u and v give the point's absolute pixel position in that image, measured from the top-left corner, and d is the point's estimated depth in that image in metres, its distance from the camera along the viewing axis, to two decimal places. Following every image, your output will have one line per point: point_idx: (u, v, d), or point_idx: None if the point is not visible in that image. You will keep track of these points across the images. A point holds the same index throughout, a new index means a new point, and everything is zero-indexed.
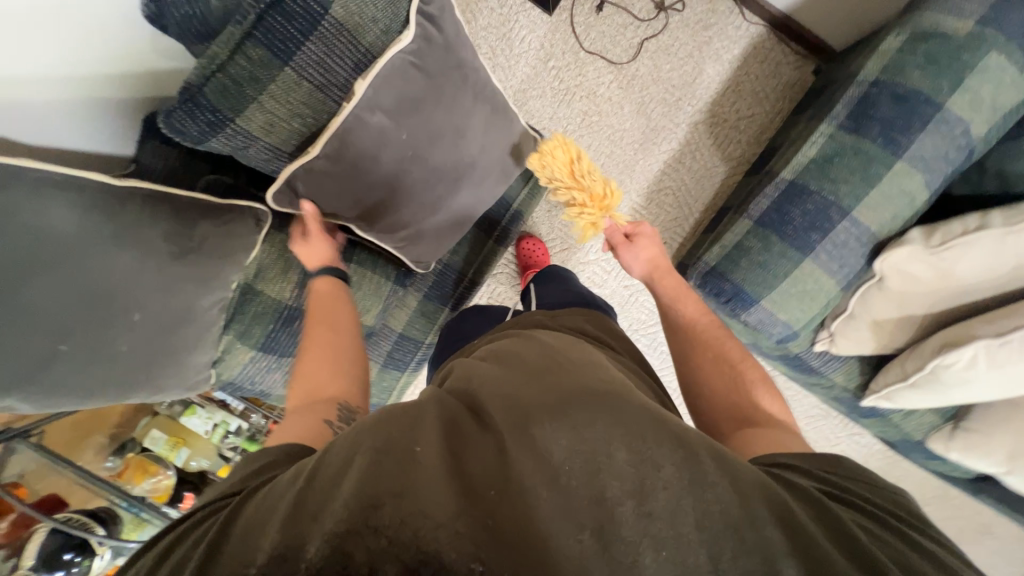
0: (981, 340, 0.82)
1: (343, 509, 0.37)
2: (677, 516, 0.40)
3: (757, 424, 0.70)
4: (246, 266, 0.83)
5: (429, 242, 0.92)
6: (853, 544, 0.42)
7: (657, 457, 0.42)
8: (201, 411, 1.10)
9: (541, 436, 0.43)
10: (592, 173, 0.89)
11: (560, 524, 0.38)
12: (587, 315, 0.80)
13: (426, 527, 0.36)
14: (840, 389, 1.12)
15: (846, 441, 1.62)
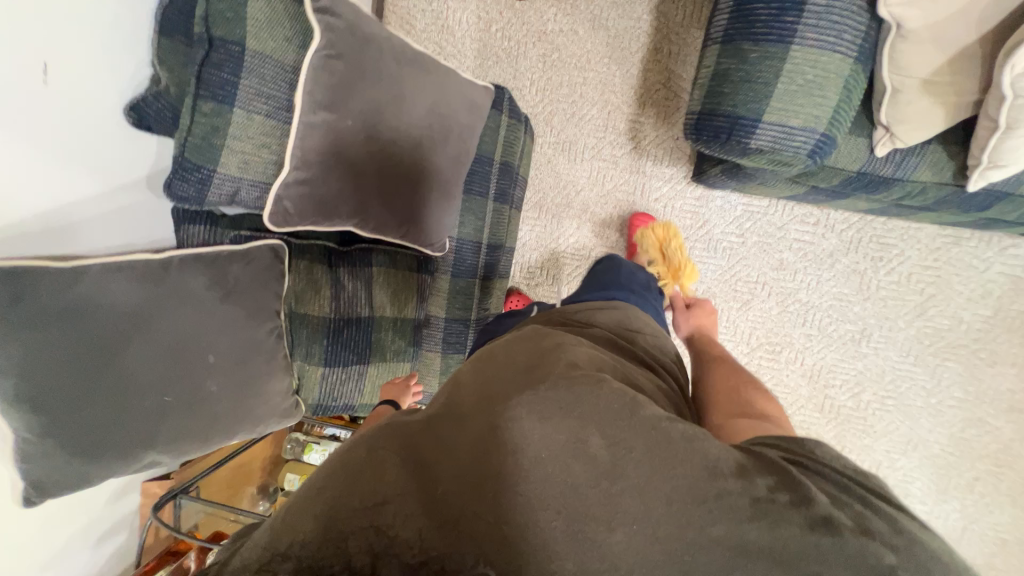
0: None
1: (343, 512, 0.47)
2: (641, 494, 0.49)
3: (751, 416, 0.78)
4: (286, 297, 0.95)
5: (424, 215, 0.97)
6: (813, 506, 0.47)
7: (628, 442, 0.52)
8: (317, 446, 1.30)
9: (516, 439, 0.53)
10: (675, 249, 1.39)
11: (534, 511, 0.49)
12: (602, 309, 0.95)
13: (418, 532, 0.47)
14: (935, 188, 0.96)
15: (996, 263, 1.39)
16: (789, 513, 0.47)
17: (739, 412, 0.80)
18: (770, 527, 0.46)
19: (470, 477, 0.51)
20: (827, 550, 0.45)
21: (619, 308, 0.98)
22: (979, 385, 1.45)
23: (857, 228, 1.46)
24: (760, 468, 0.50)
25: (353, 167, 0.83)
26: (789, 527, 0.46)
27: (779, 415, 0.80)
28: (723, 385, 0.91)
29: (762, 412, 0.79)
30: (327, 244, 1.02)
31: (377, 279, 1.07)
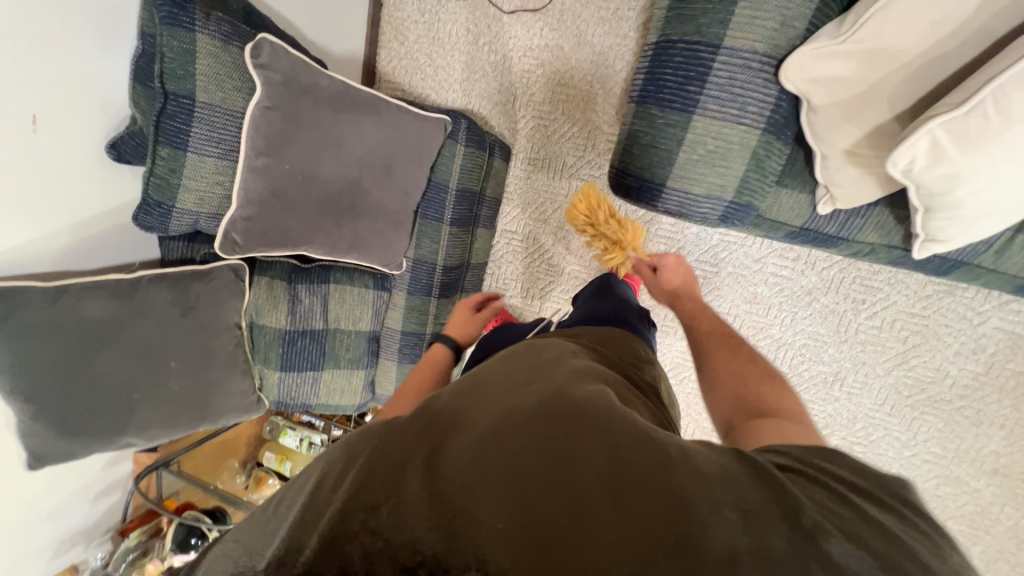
0: (934, 118, 0.55)
1: (342, 512, 0.45)
2: (647, 504, 0.45)
3: (765, 415, 0.71)
4: (246, 309, 1.07)
5: (372, 241, 1.05)
6: (805, 523, 0.43)
7: (630, 449, 0.49)
8: (291, 431, 1.47)
9: (519, 438, 0.50)
10: (607, 217, 1.25)
11: (541, 516, 0.44)
12: (594, 331, 0.95)
13: (414, 530, 0.43)
14: (883, 250, 0.91)
15: (992, 318, 1.28)
16: (780, 526, 0.43)
17: (756, 412, 0.72)
18: (771, 547, 0.42)
19: (471, 473, 0.47)
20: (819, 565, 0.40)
21: (619, 333, 0.97)
22: (961, 444, 1.36)
23: (841, 266, 1.38)
24: (757, 483, 0.47)
25: (296, 200, 0.93)
26: (781, 540, 0.42)
27: (797, 407, 0.73)
28: (727, 375, 0.83)
29: (779, 408, 0.72)
30: (291, 263, 1.13)
31: (335, 295, 1.18)
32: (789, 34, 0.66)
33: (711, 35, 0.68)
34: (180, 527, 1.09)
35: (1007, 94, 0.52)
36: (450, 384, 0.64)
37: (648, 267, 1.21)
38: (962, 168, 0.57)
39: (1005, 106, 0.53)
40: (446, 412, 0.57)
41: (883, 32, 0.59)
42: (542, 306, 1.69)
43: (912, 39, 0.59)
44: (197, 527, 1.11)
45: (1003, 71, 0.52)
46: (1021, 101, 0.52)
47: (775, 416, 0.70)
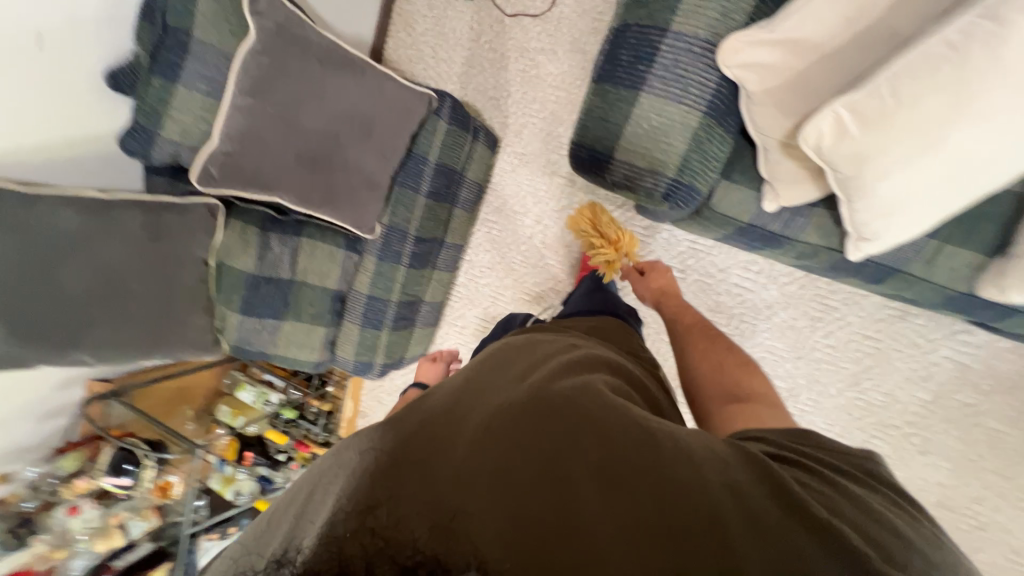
0: (839, 97, 0.64)
1: (343, 513, 0.49)
2: (633, 499, 0.51)
3: (740, 399, 0.89)
4: (215, 247, 1.11)
5: (347, 199, 1.10)
6: (785, 496, 0.55)
7: (616, 447, 0.55)
8: (249, 387, 1.50)
9: (511, 437, 0.56)
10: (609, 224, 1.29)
11: (532, 514, 0.49)
12: (590, 325, 1.03)
13: (419, 527, 0.48)
14: (824, 251, 0.95)
15: (942, 347, 1.30)
16: (760, 503, 0.54)
17: (733, 397, 0.90)
18: (749, 529, 0.51)
19: (467, 471, 0.52)
20: (794, 528, 0.52)
21: (611, 324, 1.07)
22: (907, 471, 1.36)
23: (802, 283, 1.42)
24: (739, 469, 0.58)
25: (281, 148, 1.00)
26: (760, 511, 0.53)
27: (766, 392, 0.91)
28: (709, 362, 0.99)
29: (752, 393, 0.90)
30: (267, 213, 1.18)
31: (304, 249, 1.22)
32: (728, 24, 0.73)
33: (660, 19, 0.74)
34: (116, 451, 1.14)
35: (898, 78, 0.62)
36: (445, 384, 0.70)
37: (635, 271, 1.30)
38: (867, 146, 0.65)
39: (897, 90, 0.63)
40: (439, 411, 0.62)
41: (805, 23, 0.67)
42: (513, 296, 1.72)
43: (829, 31, 0.68)
44: (132, 453, 1.15)
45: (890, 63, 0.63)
46: (910, 85, 0.62)
47: (751, 401, 0.88)
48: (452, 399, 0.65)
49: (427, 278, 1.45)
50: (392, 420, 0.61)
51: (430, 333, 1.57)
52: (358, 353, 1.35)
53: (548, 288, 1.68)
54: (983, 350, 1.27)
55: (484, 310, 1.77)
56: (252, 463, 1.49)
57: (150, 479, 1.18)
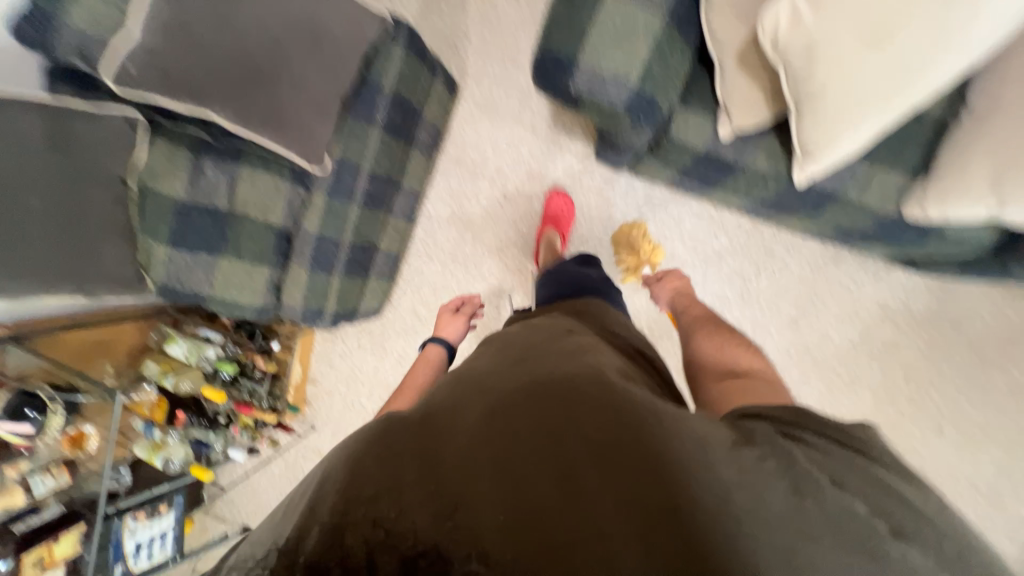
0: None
1: (345, 505, 0.51)
2: (634, 473, 0.54)
3: (737, 375, 0.85)
4: (134, 166, 0.99)
5: (292, 121, 1.01)
6: (796, 470, 0.55)
7: (614, 426, 0.58)
8: (181, 340, 1.35)
9: (505, 426, 0.58)
10: (648, 244, 1.45)
11: (532, 498, 0.52)
12: (584, 302, 1.06)
13: (418, 519, 0.50)
14: (772, 179, 1.00)
15: (868, 288, 1.43)
16: (774, 479, 0.54)
17: (728, 373, 0.87)
18: (752, 496, 0.53)
19: (469, 462, 0.55)
20: (811, 508, 0.52)
21: (593, 306, 1.04)
22: (838, 405, 1.48)
23: (748, 233, 1.50)
24: (749, 442, 0.58)
25: (222, 54, 0.92)
26: (773, 488, 0.53)
27: (765, 370, 0.87)
28: (711, 345, 0.97)
29: (748, 369, 0.87)
30: (199, 135, 1.04)
31: (243, 179, 1.10)
32: None
33: None
34: (16, 393, 0.98)
35: None
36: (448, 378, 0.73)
37: (652, 279, 1.33)
38: (813, 37, 0.75)
39: None
40: (440, 404, 0.65)
41: None
42: (473, 250, 1.68)
43: None
44: (36, 397, 0.99)
45: None
46: None
47: (747, 376, 0.84)
48: (449, 393, 0.68)
49: (383, 224, 1.38)
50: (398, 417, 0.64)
51: (385, 286, 1.51)
52: (306, 299, 1.25)
53: (508, 242, 1.66)
54: (898, 289, 1.42)
55: (442, 267, 1.71)
56: (186, 423, 1.38)
57: (56, 429, 1.03)
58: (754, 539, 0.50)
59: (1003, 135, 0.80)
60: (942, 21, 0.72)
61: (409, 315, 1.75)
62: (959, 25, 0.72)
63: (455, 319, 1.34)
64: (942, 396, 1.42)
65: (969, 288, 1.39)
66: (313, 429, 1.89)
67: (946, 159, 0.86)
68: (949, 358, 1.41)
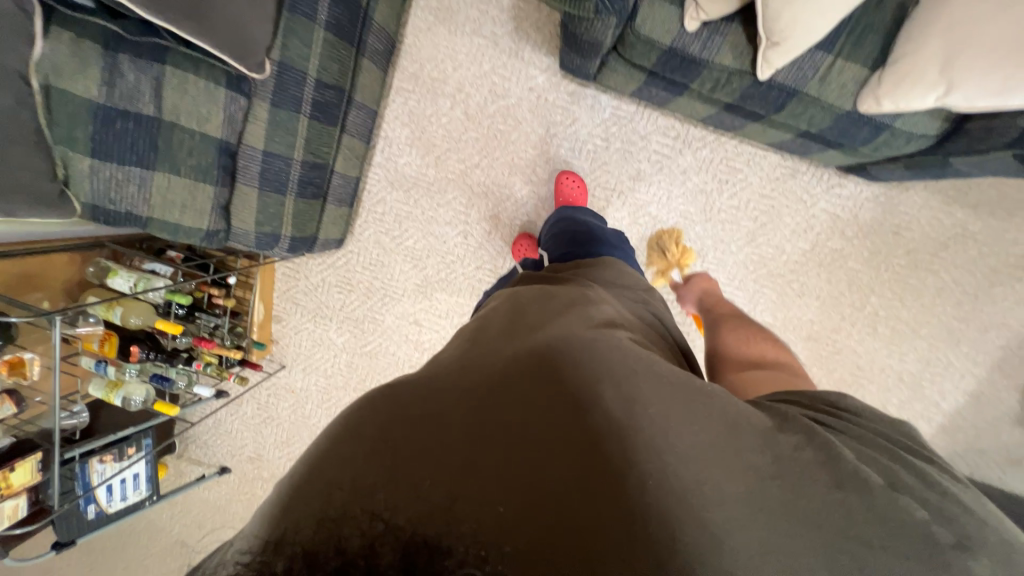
0: None
1: (348, 493, 0.47)
2: (657, 456, 0.54)
3: (761, 365, 0.89)
4: (34, 59, 0.85)
5: (221, 14, 0.93)
6: (836, 457, 0.55)
7: (638, 403, 0.58)
8: (122, 272, 1.25)
9: (524, 406, 0.57)
10: (679, 249, 1.48)
11: (551, 487, 0.51)
12: (585, 263, 1.04)
13: (426, 506, 0.46)
14: (736, 75, 0.99)
15: (823, 200, 1.49)
16: (817, 473, 0.53)
17: (751, 363, 0.91)
18: (792, 487, 0.53)
19: (484, 446, 0.53)
20: (853, 506, 0.51)
21: (605, 262, 1.04)
22: (787, 314, 1.59)
23: (711, 149, 1.51)
24: (785, 429, 0.58)
25: None
26: (816, 483, 0.53)
27: (789, 361, 0.91)
28: (735, 336, 1.02)
29: (774, 361, 0.90)
30: (109, 27, 0.91)
31: (169, 80, 0.98)
32: None
33: None
34: None
35: None
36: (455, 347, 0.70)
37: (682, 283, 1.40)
38: None
39: None
40: (451, 376, 0.62)
41: None
42: (436, 176, 1.62)
43: None
44: None
45: None
46: None
47: (770, 366, 0.88)
48: (461, 365, 0.65)
49: (337, 142, 1.29)
50: (406, 388, 0.59)
51: (345, 213, 1.46)
52: (259, 223, 1.19)
53: (472, 165, 1.60)
54: (849, 199, 1.48)
55: (404, 194, 1.64)
56: (142, 359, 1.31)
57: None
58: (801, 535, 0.50)
59: (960, 14, 0.81)
60: None
61: (373, 247, 1.70)
62: None
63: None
64: (879, 299, 1.54)
65: (912, 196, 1.47)
66: (282, 367, 1.87)
67: (905, 43, 0.87)
68: (888, 263, 1.52)
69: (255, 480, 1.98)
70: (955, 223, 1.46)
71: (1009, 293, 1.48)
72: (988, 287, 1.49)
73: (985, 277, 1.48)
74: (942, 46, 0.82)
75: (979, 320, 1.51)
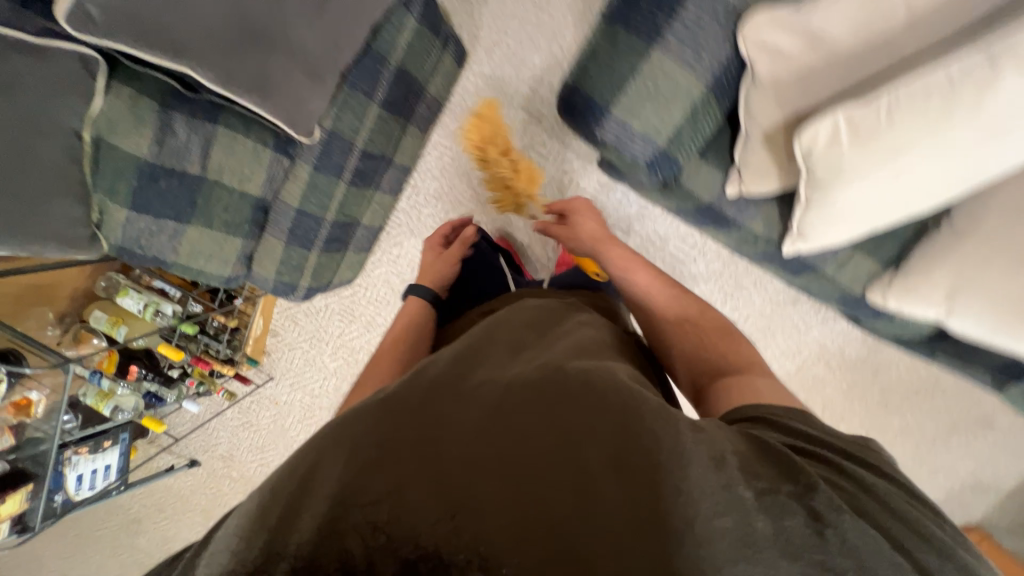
0: (842, 107, 0.66)
1: (351, 506, 0.51)
2: (650, 487, 0.52)
3: (731, 373, 0.90)
4: (90, 115, 0.85)
5: (282, 90, 0.91)
6: (810, 485, 0.55)
7: (627, 429, 0.57)
8: (134, 292, 1.25)
9: (517, 426, 0.57)
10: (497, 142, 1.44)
11: (543, 507, 0.51)
12: (592, 302, 1.12)
13: (422, 522, 0.49)
14: (763, 241, 1.03)
15: (817, 329, 1.57)
16: (793, 504, 0.53)
17: (718, 369, 0.92)
18: (774, 517, 0.51)
19: (477, 462, 0.54)
20: (830, 541, 0.50)
21: (609, 304, 1.15)
22: None
23: (725, 261, 1.57)
24: (762, 461, 0.57)
25: (215, 14, 0.81)
26: (793, 518, 0.52)
27: (755, 362, 0.93)
28: (693, 338, 1.00)
29: (739, 364, 0.92)
30: (171, 82, 0.92)
31: (220, 140, 0.99)
32: None
33: None
34: None
35: (898, 101, 0.64)
36: (452, 360, 0.72)
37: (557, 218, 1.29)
38: (848, 159, 0.69)
39: (894, 110, 0.65)
40: (450, 392, 0.64)
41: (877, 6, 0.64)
42: None
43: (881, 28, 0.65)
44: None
45: (901, 82, 0.63)
46: (905, 109, 0.64)
47: (743, 373, 0.89)
48: (460, 380, 0.67)
49: (369, 200, 1.30)
50: (403, 405, 0.63)
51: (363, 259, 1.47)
52: (280, 273, 1.19)
53: (495, 228, 1.62)
54: (844, 334, 1.56)
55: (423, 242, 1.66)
56: (138, 377, 1.33)
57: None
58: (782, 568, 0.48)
59: (972, 256, 0.86)
60: (965, 169, 0.69)
61: (382, 284, 1.72)
62: (974, 174, 0.70)
63: (443, 259, 1.36)
64: (848, 427, 1.64)
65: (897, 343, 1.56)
66: (270, 379, 1.88)
67: (922, 257, 0.93)
68: (862, 398, 1.61)
69: (223, 479, 2.00)
70: (930, 375, 1.56)
71: (966, 445, 1.58)
72: (949, 436, 1.59)
73: (945, 427, 1.59)
74: (956, 278, 0.88)
75: (933, 463, 1.62)
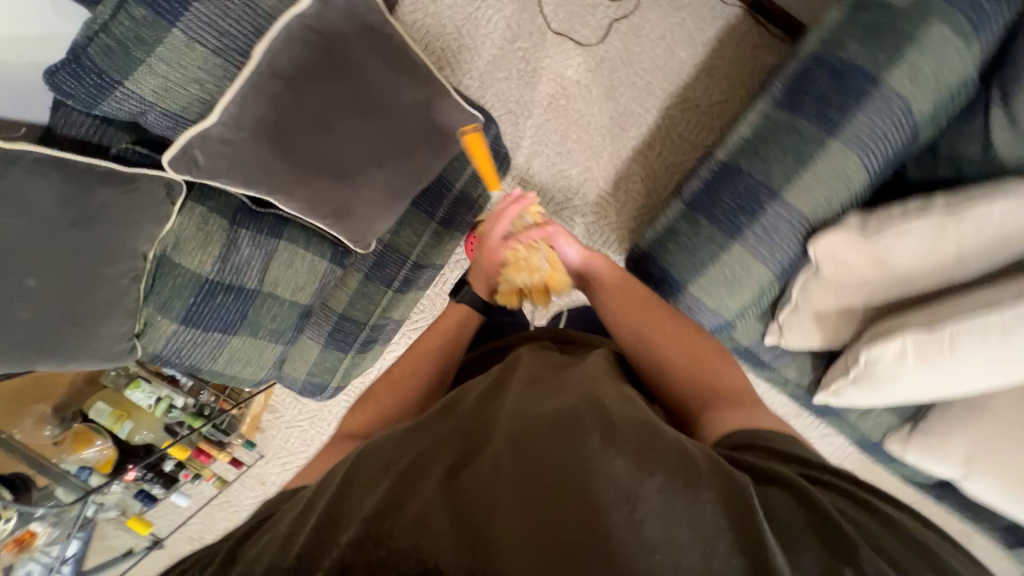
0: (911, 332, 0.74)
1: (355, 528, 0.44)
2: (670, 520, 0.44)
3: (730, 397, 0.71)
4: (161, 236, 0.84)
5: (359, 218, 0.93)
6: (824, 518, 0.48)
7: (650, 460, 0.48)
8: (146, 384, 1.18)
9: (534, 446, 0.49)
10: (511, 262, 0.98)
11: (555, 537, 0.42)
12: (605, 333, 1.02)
13: (429, 546, 0.42)
14: (793, 385, 1.08)
15: None
16: (808, 541, 0.46)
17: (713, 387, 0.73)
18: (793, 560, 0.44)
19: (493, 485, 0.46)
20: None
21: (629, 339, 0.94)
22: None
23: None
24: (781, 497, 0.51)
25: (313, 160, 0.83)
26: (809, 553, 0.45)
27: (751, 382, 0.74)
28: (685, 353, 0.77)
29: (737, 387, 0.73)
30: (241, 200, 0.93)
31: (280, 255, 0.98)
32: (843, 191, 0.78)
33: (776, 185, 0.79)
34: None
35: (959, 335, 0.71)
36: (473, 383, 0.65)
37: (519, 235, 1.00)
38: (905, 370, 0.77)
39: (956, 344, 0.72)
40: (465, 416, 0.57)
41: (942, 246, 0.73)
42: None
43: (937, 262, 0.74)
44: None
45: (962, 320, 0.71)
46: (965, 345, 0.71)
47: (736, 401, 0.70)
48: (477, 402, 0.59)
49: None
50: (414, 430, 0.56)
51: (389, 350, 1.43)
52: (310, 372, 1.15)
53: None
54: None
55: None
56: (135, 478, 1.22)
57: None
58: None
59: (984, 428, 0.94)
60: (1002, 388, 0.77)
61: None
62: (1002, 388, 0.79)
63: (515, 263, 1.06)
64: None
65: None
66: (261, 458, 1.75)
67: (939, 418, 1.01)
68: None
69: None
70: None
71: None
72: None
73: None
74: (972, 447, 0.95)
75: None
